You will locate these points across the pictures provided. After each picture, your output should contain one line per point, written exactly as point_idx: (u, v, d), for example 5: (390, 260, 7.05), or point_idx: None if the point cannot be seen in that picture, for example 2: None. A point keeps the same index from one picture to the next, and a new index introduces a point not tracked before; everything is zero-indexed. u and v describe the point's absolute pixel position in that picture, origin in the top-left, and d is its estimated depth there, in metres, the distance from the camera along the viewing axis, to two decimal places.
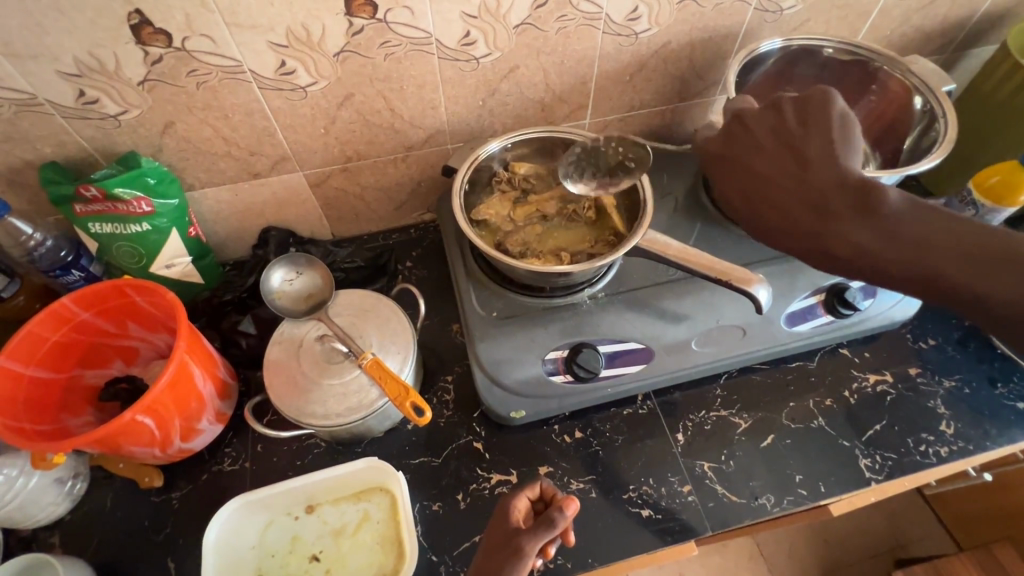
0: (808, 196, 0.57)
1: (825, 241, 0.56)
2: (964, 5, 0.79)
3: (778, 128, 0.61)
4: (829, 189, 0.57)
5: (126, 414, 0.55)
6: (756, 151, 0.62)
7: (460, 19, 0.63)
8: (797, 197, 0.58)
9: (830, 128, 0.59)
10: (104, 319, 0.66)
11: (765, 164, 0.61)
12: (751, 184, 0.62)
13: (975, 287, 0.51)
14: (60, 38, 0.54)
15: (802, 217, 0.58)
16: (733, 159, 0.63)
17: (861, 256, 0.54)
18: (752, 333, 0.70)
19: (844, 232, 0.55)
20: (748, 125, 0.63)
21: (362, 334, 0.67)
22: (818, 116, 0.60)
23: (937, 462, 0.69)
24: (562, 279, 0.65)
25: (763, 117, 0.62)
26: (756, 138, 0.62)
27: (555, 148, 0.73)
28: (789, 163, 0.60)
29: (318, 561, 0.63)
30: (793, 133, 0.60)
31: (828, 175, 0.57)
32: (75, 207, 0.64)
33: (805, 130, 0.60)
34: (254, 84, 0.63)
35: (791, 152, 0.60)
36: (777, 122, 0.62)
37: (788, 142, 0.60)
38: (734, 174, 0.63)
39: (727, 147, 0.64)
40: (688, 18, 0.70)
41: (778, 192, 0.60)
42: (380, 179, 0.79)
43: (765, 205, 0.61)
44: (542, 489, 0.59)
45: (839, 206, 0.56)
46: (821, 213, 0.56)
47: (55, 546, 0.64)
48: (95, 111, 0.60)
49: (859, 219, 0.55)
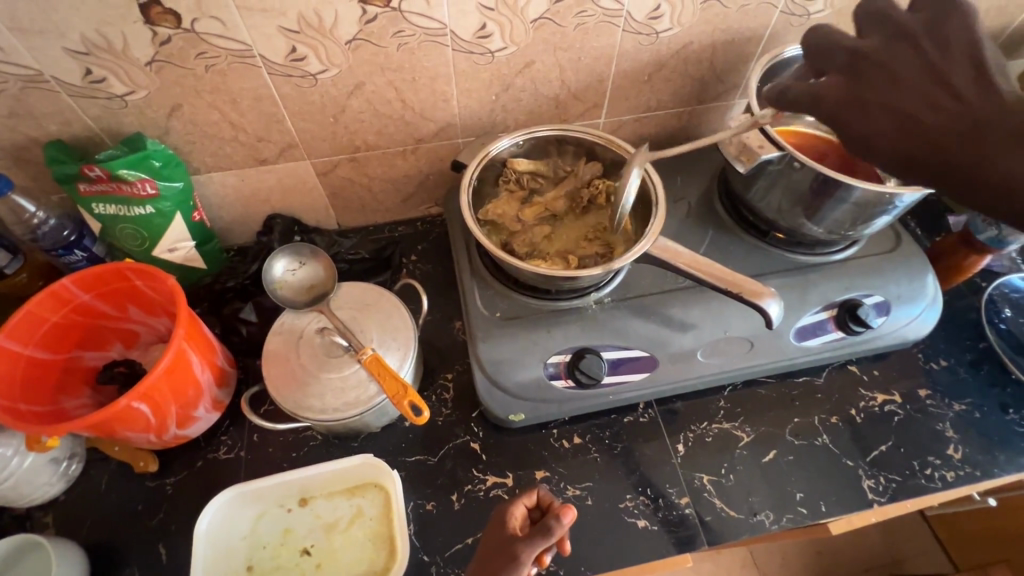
0: (961, 128, 0.37)
1: (985, 188, 0.36)
2: (1000, 15, 0.76)
3: (917, 52, 0.40)
4: (999, 111, 0.36)
5: (120, 400, 0.54)
6: (892, 80, 0.40)
7: (476, 10, 0.61)
8: (959, 126, 0.37)
9: (979, 36, 0.39)
10: (104, 302, 0.66)
11: (906, 96, 0.39)
12: (891, 123, 0.39)
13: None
14: (67, 15, 0.52)
15: (958, 158, 0.36)
16: (861, 98, 0.40)
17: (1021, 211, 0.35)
18: (759, 347, 0.69)
19: (1009, 172, 0.35)
20: (873, 57, 0.41)
21: (363, 329, 0.66)
22: (960, 26, 0.39)
23: (942, 486, 0.67)
24: (568, 283, 0.64)
25: (894, 46, 0.41)
26: (892, 60, 0.40)
27: (566, 147, 0.71)
28: (929, 85, 0.39)
29: (309, 556, 0.62)
30: (933, 51, 0.39)
31: (983, 94, 0.37)
32: (80, 186, 0.63)
33: (947, 44, 0.39)
34: (264, 69, 0.61)
35: (937, 73, 0.38)
36: (909, 44, 0.40)
37: (927, 59, 0.39)
38: (859, 113, 0.40)
39: (851, 87, 0.41)
40: (712, 19, 0.68)
41: (936, 124, 0.37)
42: (387, 171, 0.78)
43: (915, 146, 0.38)
44: (539, 497, 0.57)
45: (1002, 136, 0.35)
46: (980, 144, 0.36)
47: (49, 526, 0.64)
48: (102, 91, 0.59)
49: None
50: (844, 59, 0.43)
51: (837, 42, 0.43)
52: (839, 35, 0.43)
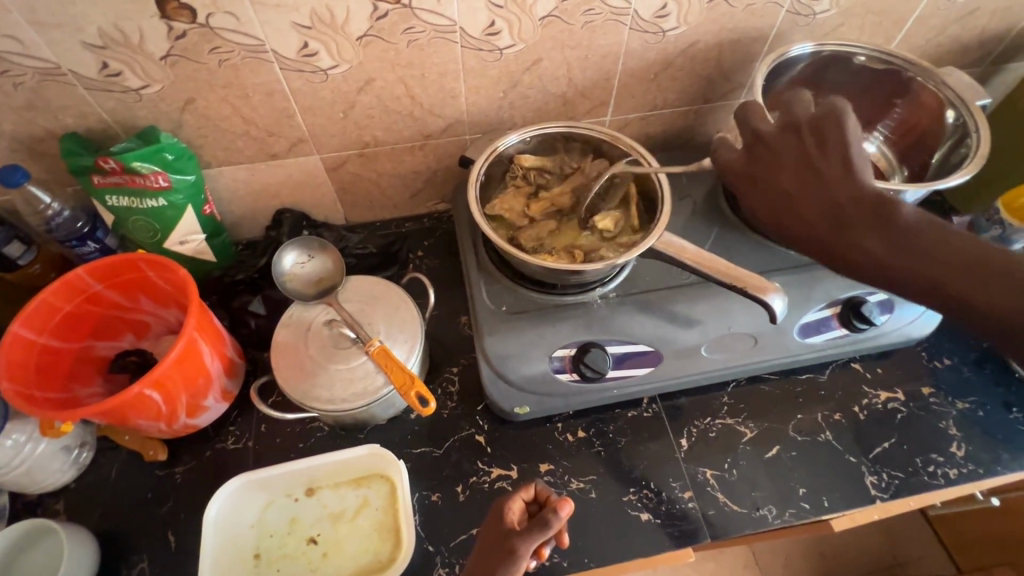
0: (824, 211, 0.55)
1: (839, 253, 0.54)
2: (1005, 16, 0.76)
3: (799, 141, 0.57)
4: (846, 201, 0.54)
5: (133, 388, 0.55)
6: (779, 165, 0.58)
7: (485, 8, 0.62)
8: (817, 209, 0.55)
9: (844, 137, 0.55)
10: (117, 292, 0.67)
11: (789, 181, 0.57)
12: (777, 198, 0.58)
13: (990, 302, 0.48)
14: (85, 9, 0.54)
15: (821, 231, 0.55)
16: (755, 176, 0.59)
17: (877, 270, 0.52)
18: (763, 343, 0.69)
19: (854, 242, 0.53)
20: (770, 143, 0.58)
21: (370, 321, 0.67)
22: (833, 128, 0.55)
23: (945, 483, 0.67)
24: (575, 277, 0.65)
25: (783, 136, 0.58)
26: (779, 148, 0.58)
27: (574, 143, 0.72)
28: (806, 173, 0.56)
29: (316, 544, 0.63)
30: (810, 148, 0.56)
31: (837, 186, 0.54)
32: (93, 178, 0.64)
33: (823, 142, 0.56)
34: (276, 64, 0.62)
35: (810, 165, 0.56)
36: (795, 137, 0.57)
37: (806, 150, 0.56)
38: (758, 188, 0.59)
39: (752, 167, 0.60)
40: (718, 18, 0.69)
41: (803, 207, 0.56)
42: (396, 166, 0.79)
43: (790, 219, 0.57)
44: (537, 491, 0.58)
45: (850, 219, 0.53)
46: (839, 223, 0.54)
47: (59, 512, 0.65)
48: (117, 84, 0.60)
49: (873, 231, 0.52)
50: (753, 138, 0.60)
51: (748, 121, 0.60)
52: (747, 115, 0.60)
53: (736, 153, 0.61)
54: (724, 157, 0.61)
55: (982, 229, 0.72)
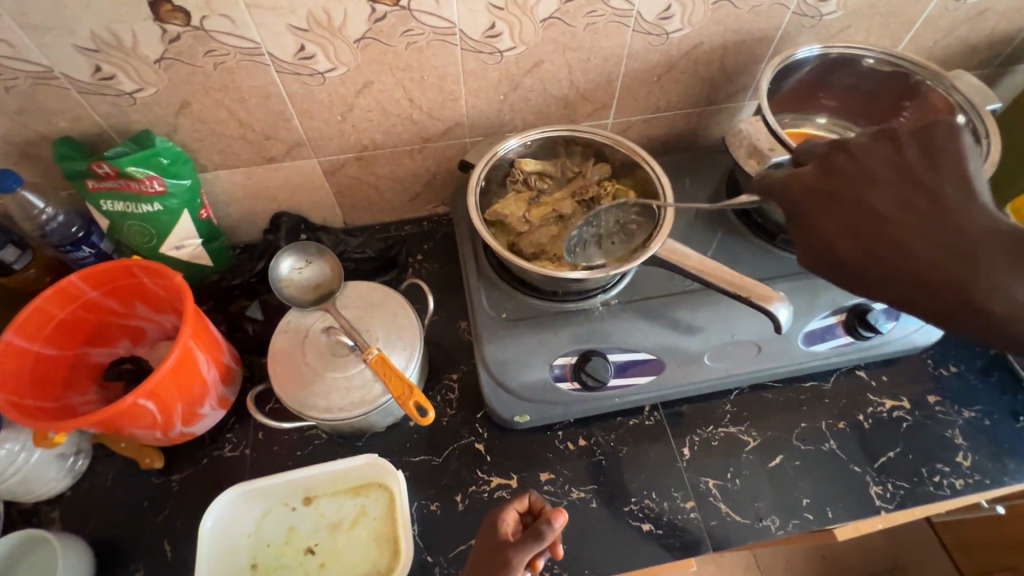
0: (947, 240, 0.44)
1: (962, 292, 0.42)
2: (1015, 17, 0.75)
3: (900, 158, 0.48)
4: (974, 229, 0.43)
5: (127, 398, 0.55)
6: (871, 181, 0.48)
7: (485, 10, 0.60)
8: (939, 240, 0.44)
9: (960, 158, 0.46)
10: (111, 299, 0.66)
11: (886, 201, 0.47)
12: (869, 221, 0.47)
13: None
14: (77, 12, 0.52)
15: (938, 265, 0.43)
16: (845, 194, 0.48)
17: (1018, 315, 0.41)
18: (767, 350, 0.68)
19: (992, 280, 0.42)
20: (858, 159, 0.49)
21: (368, 328, 0.66)
22: (944, 145, 0.47)
23: (951, 494, 0.66)
24: (576, 285, 0.64)
25: (875, 150, 0.49)
26: (874, 163, 0.48)
27: (575, 148, 0.71)
28: (920, 195, 0.46)
29: (313, 555, 0.62)
30: (918, 166, 0.47)
31: (962, 214, 0.44)
32: (88, 183, 0.63)
33: (934, 161, 0.47)
34: (272, 67, 0.61)
35: (923, 186, 0.46)
36: (894, 153, 0.48)
37: (912, 169, 0.47)
38: (842, 205, 0.48)
39: (831, 179, 0.50)
40: (723, 19, 0.67)
41: (912, 236, 0.45)
42: (395, 169, 0.78)
43: (892, 247, 0.45)
44: (531, 502, 0.57)
45: (985, 253, 0.42)
46: (967, 257, 0.43)
47: (54, 521, 0.64)
48: (111, 88, 0.59)
49: (1008, 266, 0.42)
50: (834, 155, 0.51)
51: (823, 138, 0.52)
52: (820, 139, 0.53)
53: (815, 169, 0.51)
54: (799, 172, 0.51)
55: None
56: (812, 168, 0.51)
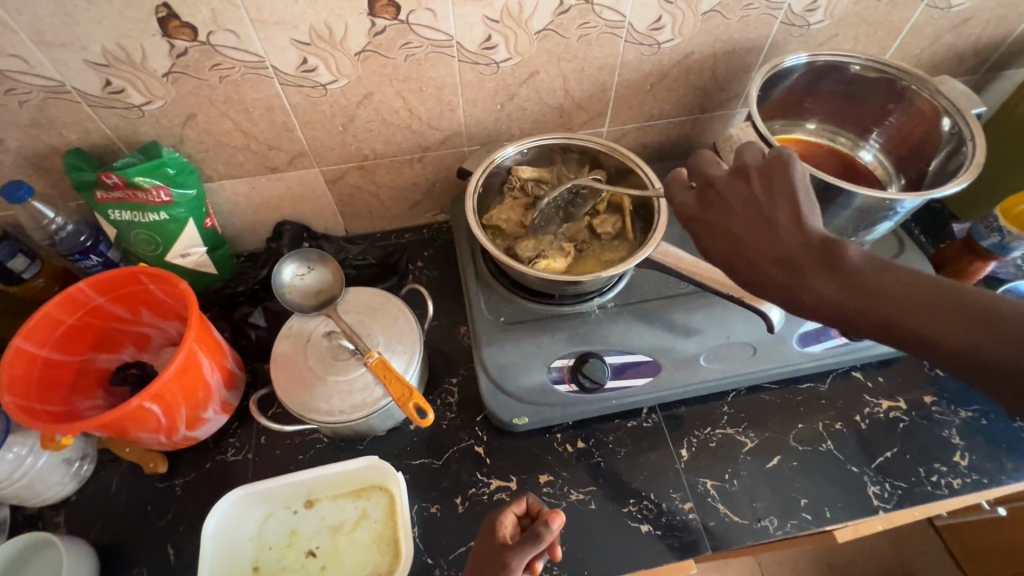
0: (770, 253, 0.47)
1: (790, 298, 0.46)
2: (1000, 24, 0.76)
3: (746, 188, 0.51)
4: (793, 243, 0.46)
5: (132, 400, 0.56)
6: (727, 210, 0.51)
7: (481, 23, 0.63)
8: (767, 254, 0.48)
9: (792, 180, 0.49)
10: (118, 305, 0.67)
11: (736, 225, 0.50)
12: (724, 244, 0.51)
13: (958, 340, 0.39)
14: (89, 28, 0.55)
15: (773, 276, 0.47)
16: (706, 220, 0.53)
17: (831, 315, 0.44)
18: (763, 352, 0.69)
19: (811, 288, 0.45)
20: (719, 190, 0.53)
21: (369, 333, 0.67)
22: (780, 174, 0.50)
23: (949, 493, 0.67)
24: (572, 288, 0.65)
25: (732, 183, 0.52)
26: (728, 193, 0.52)
27: (571, 155, 0.73)
28: (753, 217, 0.49)
29: (315, 557, 0.63)
30: (756, 194, 0.50)
31: (787, 231, 0.47)
32: (96, 193, 0.65)
33: (769, 188, 0.50)
34: (276, 79, 0.63)
35: (757, 210, 0.49)
36: (743, 183, 0.51)
37: (753, 195, 0.50)
38: (706, 231, 0.53)
39: (703, 211, 0.54)
40: (712, 30, 0.69)
41: (751, 251, 0.49)
42: (395, 178, 0.80)
43: (740, 265, 0.49)
44: (529, 504, 0.58)
45: (805, 263, 0.45)
46: (792, 270, 0.46)
47: (59, 525, 0.65)
48: (120, 101, 0.61)
49: (822, 273, 0.45)
50: (704, 183, 0.55)
51: (705, 171, 0.55)
52: (707, 167, 0.55)
53: (691, 197, 0.55)
54: (681, 201, 0.56)
55: (981, 237, 0.70)
56: (689, 198, 0.56)
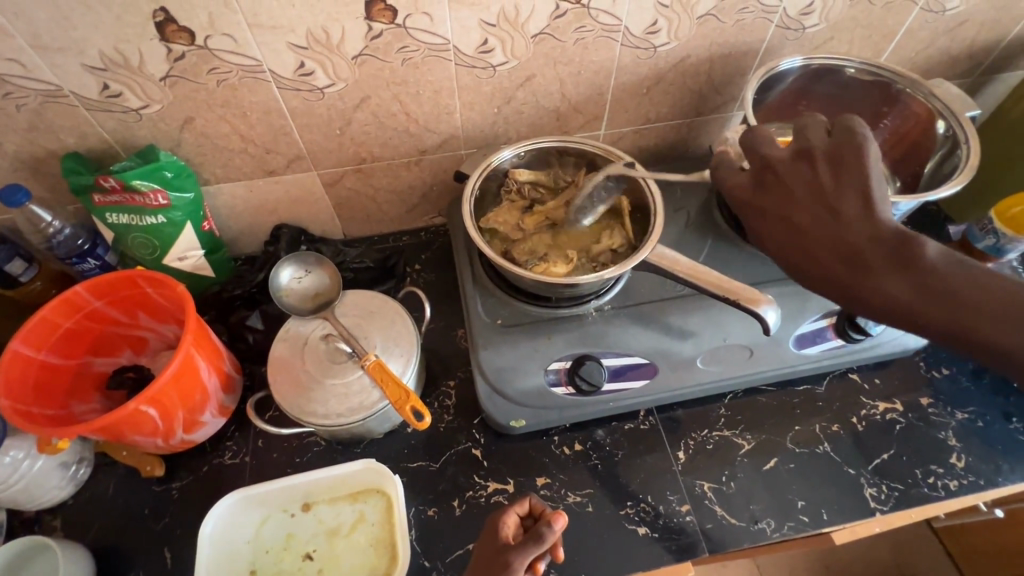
0: (839, 245, 0.50)
1: (857, 292, 0.49)
2: (994, 27, 0.77)
3: (812, 174, 0.52)
4: (861, 238, 0.49)
5: (129, 404, 0.56)
6: (789, 195, 0.53)
7: (478, 27, 0.63)
8: (833, 246, 0.50)
9: (863, 168, 0.51)
10: (115, 309, 0.67)
11: (801, 213, 0.52)
12: (785, 232, 0.53)
13: (1015, 345, 0.43)
14: (87, 33, 0.55)
15: (837, 269, 0.50)
16: (766, 205, 0.54)
17: (895, 312, 0.47)
18: (759, 354, 0.69)
19: (877, 284, 0.48)
20: (779, 172, 0.54)
21: (366, 336, 0.68)
22: (851, 159, 0.51)
23: (945, 495, 0.67)
24: (568, 290, 0.65)
25: (795, 165, 0.53)
26: (792, 178, 0.53)
27: (568, 159, 0.73)
28: (820, 206, 0.51)
29: (312, 560, 0.63)
30: (824, 181, 0.52)
31: (855, 224, 0.49)
32: (94, 197, 0.66)
33: (837, 175, 0.51)
34: (272, 83, 0.63)
35: (825, 198, 0.51)
36: (808, 167, 0.53)
37: (819, 183, 0.52)
38: (766, 217, 0.54)
39: (761, 194, 0.55)
40: (708, 33, 0.70)
41: (815, 242, 0.51)
42: (392, 181, 0.80)
43: (805, 254, 0.51)
44: (531, 505, 0.58)
45: (873, 258, 0.48)
46: (857, 265, 0.49)
47: (56, 529, 0.65)
48: (118, 105, 0.62)
49: (888, 269, 0.47)
50: (762, 165, 0.55)
51: (761, 148, 0.56)
52: (763, 145, 0.56)
53: (747, 179, 0.56)
54: (734, 183, 0.57)
55: (976, 239, 0.71)
56: (743, 179, 0.57)
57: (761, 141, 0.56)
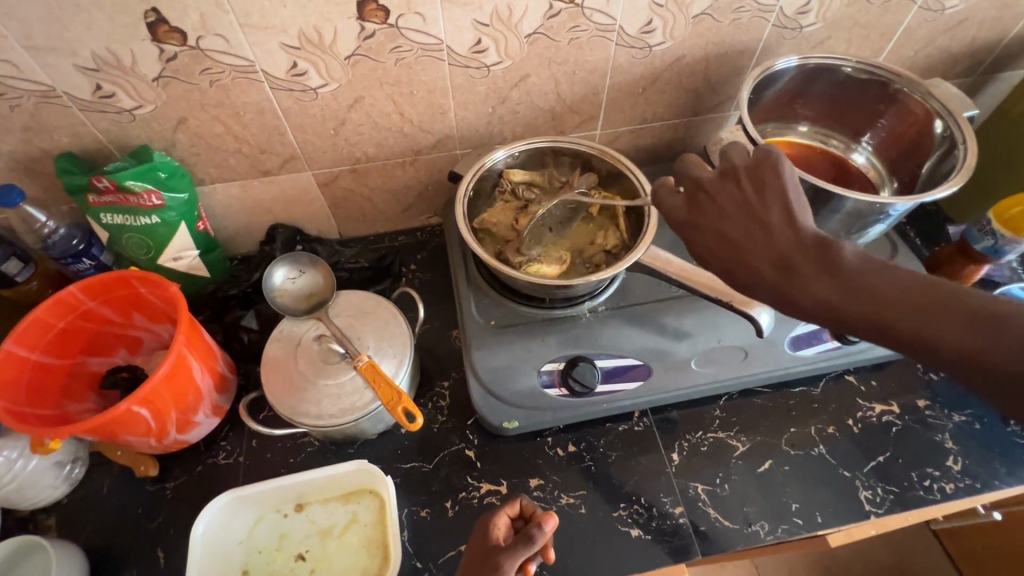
0: (765, 255, 0.47)
1: (786, 296, 0.45)
2: (995, 26, 0.76)
3: (737, 190, 0.50)
4: (788, 245, 0.46)
5: (120, 404, 0.56)
6: (719, 213, 0.50)
7: (471, 26, 0.63)
8: (761, 256, 0.47)
9: (783, 183, 0.49)
10: (109, 309, 0.68)
11: (730, 227, 0.49)
12: (716, 247, 0.49)
13: (959, 344, 0.38)
14: (79, 33, 0.55)
15: (768, 277, 0.46)
16: (697, 222, 0.51)
17: (828, 316, 0.43)
18: (754, 356, 0.69)
19: (806, 288, 0.44)
20: (708, 191, 0.52)
21: (360, 336, 0.68)
22: (771, 175, 0.50)
23: (941, 498, 0.66)
24: (562, 292, 0.65)
25: (721, 184, 0.51)
26: (718, 195, 0.51)
27: (563, 159, 0.73)
28: (749, 219, 0.48)
29: (304, 561, 0.63)
30: (748, 195, 0.49)
31: (783, 233, 0.47)
32: (89, 197, 0.66)
33: (761, 191, 0.49)
34: (266, 83, 0.63)
35: (749, 212, 0.49)
36: (733, 185, 0.51)
37: (746, 196, 0.49)
38: (696, 233, 0.51)
39: (692, 213, 0.52)
40: (704, 33, 0.69)
41: (744, 252, 0.48)
42: (388, 181, 0.80)
43: (734, 268, 0.48)
44: (522, 507, 0.58)
45: (800, 264, 0.45)
46: (786, 271, 0.45)
47: (50, 528, 0.65)
48: (111, 105, 0.62)
49: (816, 273, 0.44)
50: (692, 187, 0.53)
51: (691, 171, 0.54)
52: (693, 168, 0.54)
53: (679, 200, 0.53)
54: (665, 203, 0.54)
55: (975, 240, 0.70)
56: (676, 201, 0.54)
57: (692, 165, 0.54)
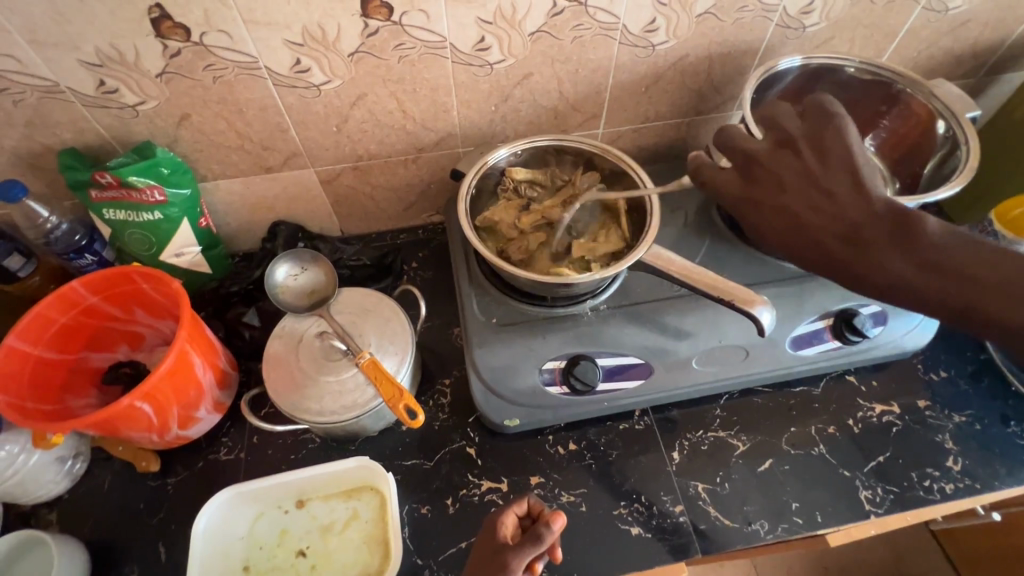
0: (835, 227, 0.52)
1: (861, 270, 0.51)
2: (998, 27, 0.76)
3: (798, 160, 0.55)
4: (858, 216, 0.51)
5: (123, 399, 0.56)
6: (779, 185, 0.55)
7: (474, 24, 0.63)
8: (830, 229, 0.52)
9: (846, 150, 0.53)
10: (112, 305, 0.68)
11: (794, 199, 0.54)
12: (780, 220, 0.54)
13: (1007, 314, 0.46)
14: (82, 28, 0.55)
15: (837, 251, 0.52)
16: (756, 198, 0.56)
17: (900, 287, 0.49)
18: (754, 355, 0.69)
19: (879, 262, 0.50)
20: (765, 163, 0.56)
21: (361, 334, 0.68)
22: (833, 141, 0.54)
23: (940, 498, 0.66)
24: (563, 290, 0.65)
25: (779, 155, 0.56)
26: (779, 166, 0.55)
27: (566, 157, 0.73)
28: (813, 191, 0.53)
29: (305, 557, 0.63)
30: (812, 165, 0.54)
31: (851, 205, 0.52)
32: (91, 193, 0.66)
33: (823, 158, 0.54)
34: (269, 80, 0.63)
35: (814, 181, 0.53)
36: (794, 156, 0.55)
37: (808, 166, 0.54)
38: (757, 210, 0.56)
39: (750, 185, 0.56)
40: (707, 32, 0.69)
41: (811, 226, 0.53)
42: (390, 179, 0.80)
43: (801, 241, 0.54)
44: (530, 505, 0.58)
45: (873, 235, 0.50)
46: (857, 245, 0.51)
47: (52, 523, 0.65)
48: (114, 101, 0.62)
49: (891, 247, 0.50)
50: (745, 158, 0.57)
51: (735, 144, 0.58)
52: (738, 140, 0.58)
53: (733, 173, 0.57)
54: (717, 177, 0.58)
55: None
56: (727, 174, 0.57)
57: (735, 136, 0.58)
